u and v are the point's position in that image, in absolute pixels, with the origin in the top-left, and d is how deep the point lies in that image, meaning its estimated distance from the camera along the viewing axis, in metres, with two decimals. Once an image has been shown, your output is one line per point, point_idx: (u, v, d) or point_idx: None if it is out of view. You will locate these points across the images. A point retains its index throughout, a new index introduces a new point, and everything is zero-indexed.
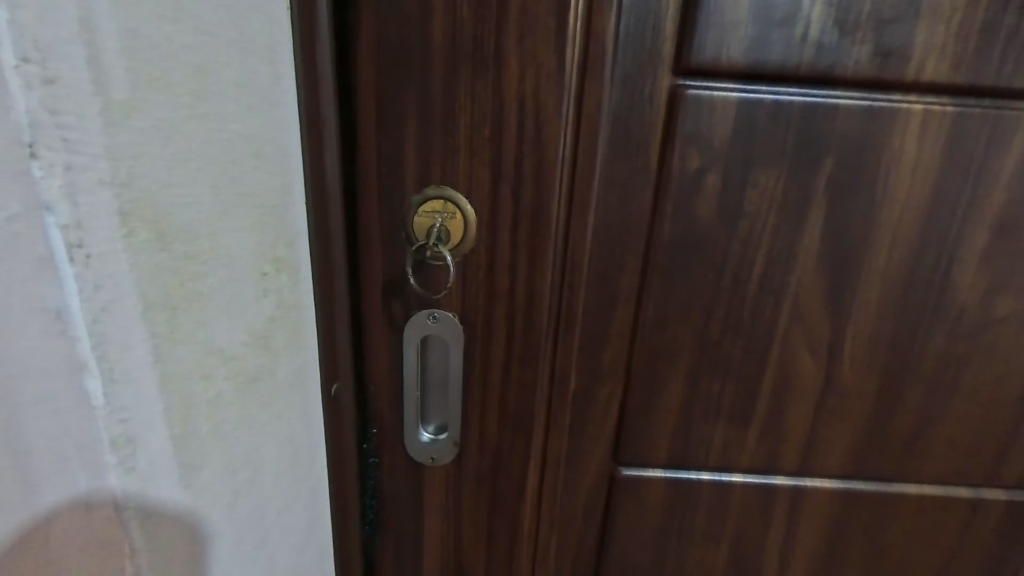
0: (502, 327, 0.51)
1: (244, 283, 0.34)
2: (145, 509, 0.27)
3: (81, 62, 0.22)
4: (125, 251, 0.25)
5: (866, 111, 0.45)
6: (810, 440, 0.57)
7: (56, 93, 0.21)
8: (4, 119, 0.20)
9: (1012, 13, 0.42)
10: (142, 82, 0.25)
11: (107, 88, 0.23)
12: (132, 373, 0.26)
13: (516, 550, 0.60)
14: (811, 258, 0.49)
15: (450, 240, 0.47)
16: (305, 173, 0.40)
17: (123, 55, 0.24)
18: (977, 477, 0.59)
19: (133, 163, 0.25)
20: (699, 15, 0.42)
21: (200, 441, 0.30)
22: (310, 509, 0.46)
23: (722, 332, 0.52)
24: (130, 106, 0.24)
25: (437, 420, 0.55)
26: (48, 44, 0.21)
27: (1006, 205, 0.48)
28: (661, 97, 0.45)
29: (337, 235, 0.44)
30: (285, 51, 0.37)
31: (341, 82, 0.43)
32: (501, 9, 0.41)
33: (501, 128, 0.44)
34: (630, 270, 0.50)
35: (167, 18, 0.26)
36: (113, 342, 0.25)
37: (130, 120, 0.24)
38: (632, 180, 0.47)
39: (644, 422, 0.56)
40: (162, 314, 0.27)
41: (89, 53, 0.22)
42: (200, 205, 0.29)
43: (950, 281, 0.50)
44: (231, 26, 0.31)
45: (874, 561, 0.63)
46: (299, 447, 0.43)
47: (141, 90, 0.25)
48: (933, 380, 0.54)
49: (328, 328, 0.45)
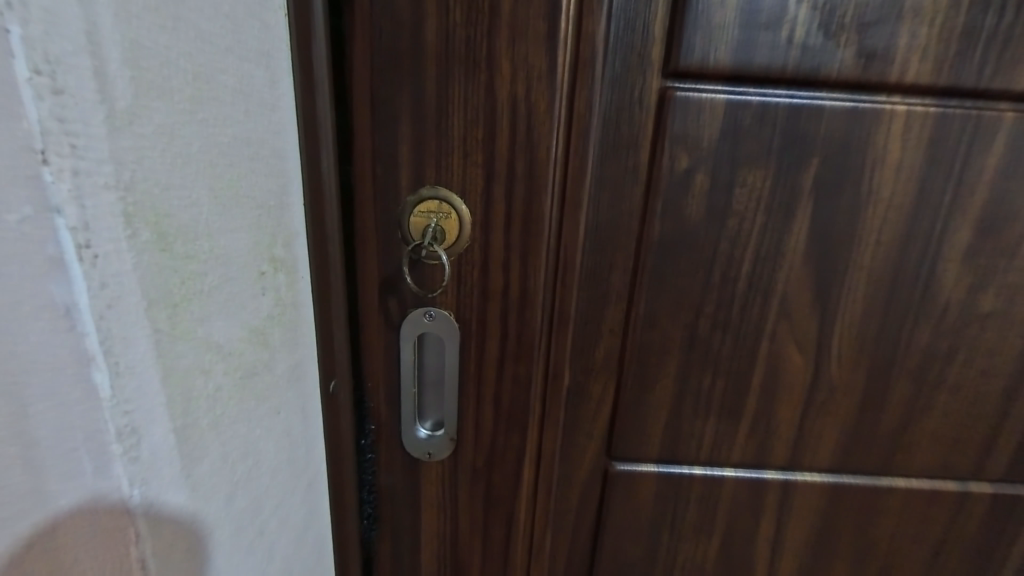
0: (496, 324, 0.52)
1: (242, 280, 0.35)
2: (148, 498, 0.28)
3: (87, 73, 0.23)
4: (129, 251, 0.25)
5: (851, 111, 0.46)
6: (799, 435, 0.58)
7: (64, 103, 0.22)
8: (15, 128, 0.21)
9: (993, 15, 0.43)
10: (143, 90, 0.26)
11: (111, 97, 0.24)
12: (135, 366, 0.26)
13: (511, 546, 0.61)
14: (798, 256, 0.50)
15: (445, 240, 0.48)
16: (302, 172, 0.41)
17: (126, 66, 0.25)
18: (964, 471, 0.60)
19: (135, 168, 0.26)
20: (687, 18, 0.43)
21: (200, 432, 0.31)
22: (308, 502, 0.47)
23: (712, 328, 0.53)
24: (131, 113, 0.25)
25: (433, 416, 0.56)
26: (57, 56, 0.21)
27: (988, 203, 0.49)
28: (650, 98, 0.46)
29: (332, 236, 0.44)
30: (282, 54, 0.38)
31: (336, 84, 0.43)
32: (493, 12, 0.42)
33: (495, 130, 0.45)
34: (620, 269, 0.51)
35: (166, 28, 0.27)
36: (117, 338, 0.25)
37: (131, 127, 0.25)
38: (622, 180, 0.48)
39: (636, 418, 0.57)
40: (163, 312, 0.28)
41: (96, 64, 0.23)
42: (200, 205, 0.30)
43: (933, 281, 0.51)
44: (228, 32, 0.32)
45: (862, 554, 0.64)
46: (297, 441, 0.44)
47: (142, 98, 0.26)
48: (918, 375, 0.55)
49: (326, 327, 0.46)
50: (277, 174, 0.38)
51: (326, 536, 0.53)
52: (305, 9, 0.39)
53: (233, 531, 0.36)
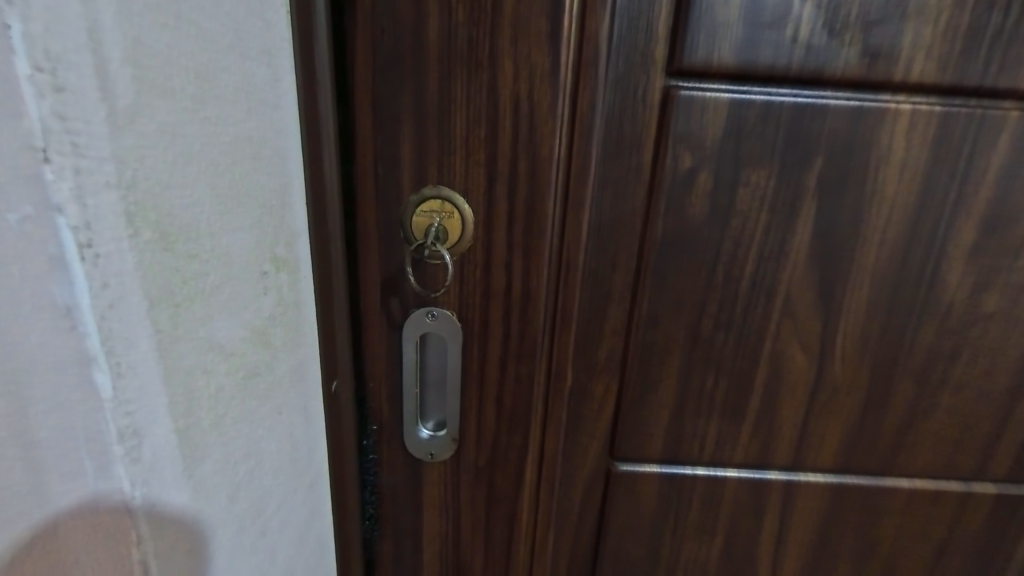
0: (499, 324, 0.51)
1: (243, 281, 0.34)
2: (150, 501, 0.27)
3: (87, 68, 0.22)
4: (131, 252, 0.25)
5: (855, 111, 0.46)
6: (802, 435, 0.57)
7: (65, 100, 0.22)
8: (16, 126, 0.21)
9: (997, 13, 0.43)
10: (144, 88, 0.26)
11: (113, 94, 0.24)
12: (137, 366, 0.26)
13: (513, 546, 0.61)
14: (802, 256, 0.50)
15: (448, 239, 0.48)
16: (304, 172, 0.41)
17: (128, 64, 0.24)
18: (967, 471, 0.59)
19: (137, 167, 0.25)
20: (690, 17, 0.43)
21: (202, 433, 0.31)
22: (309, 503, 0.47)
23: (715, 328, 0.53)
24: (133, 111, 0.25)
25: (436, 416, 0.56)
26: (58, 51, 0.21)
27: (992, 203, 0.49)
28: (654, 97, 0.46)
29: (334, 235, 0.44)
30: (285, 54, 0.38)
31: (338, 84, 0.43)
32: (495, 11, 0.42)
33: (497, 129, 0.45)
34: (623, 268, 0.51)
35: (168, 26, 0.27)
36: (118, 338, 0.25)
37: (134, 126, 0.25)
38: (625, 180, 0.48)
39: (639, 418, 0.57)
40: (165, 312, 0.28)
41: (97, 61, 0.23)
42: (201, 205, 0.30)
43: (937, 279, 0.51)
44: (230, 32, 0.32)
45: (865, 554, 0.64)
46: (297, 443, 0.44)
47: (144, 96, 0.26)
48: (922, 374, 0.55)
49: (328, 326, 0.46)
50: (278, 173, 0.38)
51: (326, 539, 0.52)
52: (307, 9, 0.38)
53: (233, 531, 0.35)
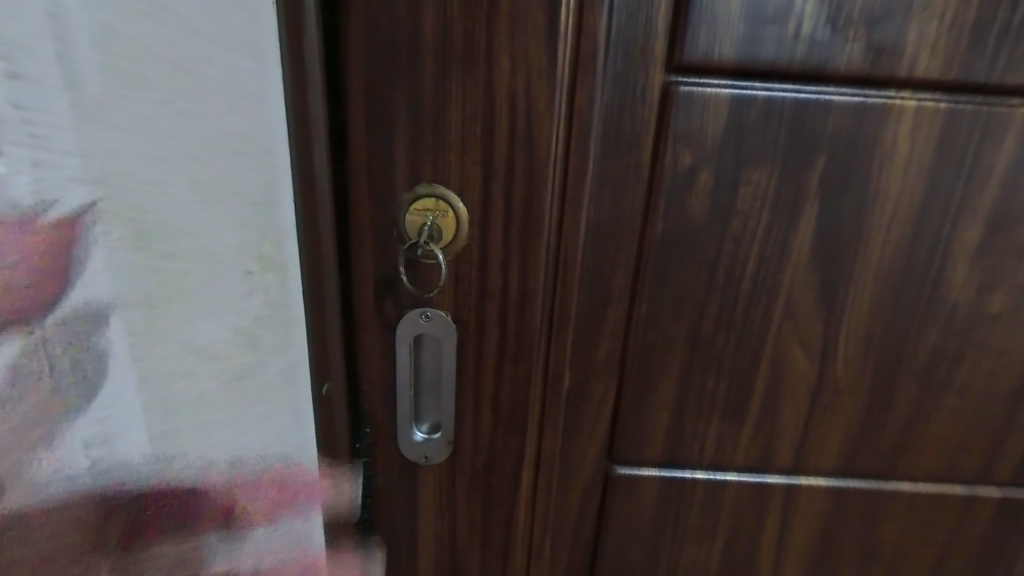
0: (495, 325, 0.50)
1: (226, 280, 0.35)
2: (110, 491, 0.29)
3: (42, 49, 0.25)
4: (101, 239, 0.28)
5: (859, 107, 0.45)
6: (804, 437, 0.57)
7: (21, 86, 0.25)
8: None
9: (1005, 8, 0.42)
10: (116, 83, 0.28)
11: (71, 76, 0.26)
12: (104, 347, 0.29)
13: (510, 551, 0.60)
14: (804, 256, 0.49)
15: (442, 238, 0.47)
16: (293, 171, 0.39)
17: (94, 49, 0.27)
18: (971, 475, 0.59)
19: (107, 160, 0.28)
20: (690, 12, 0.42)
21: (183, 425, 0.33)
22: (296, 536, 0.42)
23: (715, 329, 0.52)
24: (104, 105, 0.28)
25: (430, 419, 0.55)
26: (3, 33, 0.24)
27: (998, 202, 0.48)
28: (653, 94, 0.45)
29: (326, 236, 0.42)
30: (271, 44, 0.35)
31: (331, 81, 0.42)
32: (491, 5, 0.41)
33: (493, 126, 0.44)
34: (623, 268, 0.50)
35: (146, 13, 0.28)
36: (85, 322, 0.28)
37: (103, 117, 0.28)
38: (624, 178, 0.47)
39: (638, 420, 0.56)
40: (141, 307, 0.31)
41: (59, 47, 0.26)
42: (181, 205, 0.32)
43: (942, 278, 0.50)
44: (211, 20, 0.31)
45: (867, 558, 0.63)
46: (290, 452, 0.42)
47: (115, 91, 0.28)
48: (925, 376, 0.54)
49: (321, 329, 0.44)
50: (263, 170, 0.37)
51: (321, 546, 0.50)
52: None
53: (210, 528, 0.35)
